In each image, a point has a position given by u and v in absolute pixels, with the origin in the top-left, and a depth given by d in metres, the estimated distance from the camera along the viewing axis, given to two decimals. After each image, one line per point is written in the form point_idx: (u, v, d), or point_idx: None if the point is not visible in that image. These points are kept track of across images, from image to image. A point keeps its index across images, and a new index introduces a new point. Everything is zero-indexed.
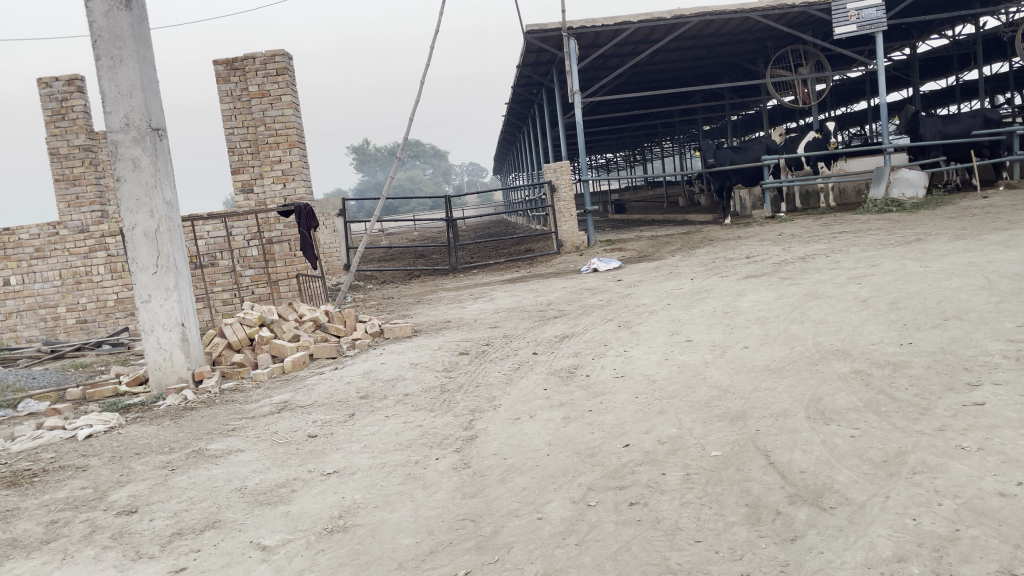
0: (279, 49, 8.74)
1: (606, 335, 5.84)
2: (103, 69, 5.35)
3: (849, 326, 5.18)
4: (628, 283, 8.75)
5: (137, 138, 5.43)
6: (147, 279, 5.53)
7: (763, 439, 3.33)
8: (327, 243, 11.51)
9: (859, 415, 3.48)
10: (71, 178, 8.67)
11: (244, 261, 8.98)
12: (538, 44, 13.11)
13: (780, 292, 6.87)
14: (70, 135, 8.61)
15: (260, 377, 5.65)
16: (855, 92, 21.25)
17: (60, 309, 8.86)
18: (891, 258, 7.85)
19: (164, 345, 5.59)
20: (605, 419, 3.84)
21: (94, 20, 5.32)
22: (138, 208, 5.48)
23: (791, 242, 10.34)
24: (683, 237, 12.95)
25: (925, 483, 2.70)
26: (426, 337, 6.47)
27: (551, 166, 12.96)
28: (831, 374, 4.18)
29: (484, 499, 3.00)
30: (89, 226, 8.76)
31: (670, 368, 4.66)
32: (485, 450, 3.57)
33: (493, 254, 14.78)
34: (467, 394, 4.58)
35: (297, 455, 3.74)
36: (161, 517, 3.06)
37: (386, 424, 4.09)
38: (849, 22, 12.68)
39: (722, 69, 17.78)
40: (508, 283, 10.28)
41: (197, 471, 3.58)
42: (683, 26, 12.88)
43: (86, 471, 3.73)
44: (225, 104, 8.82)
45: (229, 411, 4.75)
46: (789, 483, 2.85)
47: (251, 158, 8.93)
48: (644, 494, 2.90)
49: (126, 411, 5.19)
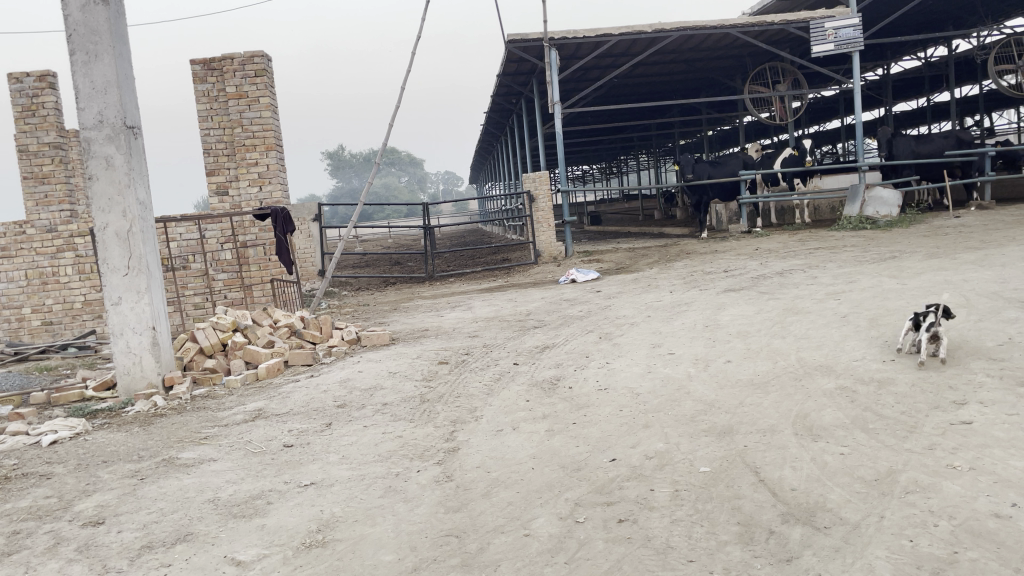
0: (258, 51, 8.60)
1: (587, 346, 5.78)
2: (77, 64, 5.19)
3: (831, 342, 5.16)
4: (607, 294, 8.72)
5: (111, 136, 5.28)
6: (117, 280, 5.37)
7: (752, 455, 3.28)
8: (302, 247, 11.34)
9: (847, 432, 3.45)
10: (40, 176, 8.47)
11: (217, 265, 8.81)
12: (518, 54, 13.08)
13: (760, 306, 6.87)
14: (40, 132, 8.39)
15: (233, 384, 5.51)
16: (829, 111, 21.54)
17: (25, 310, 8.61)
18: (868, 274, 7.90)
19: (134, 350, 5.42)
20: (590, 432, 3.76)
21: (69, 14, 5.16)
22: (110, 207, 5.32)
23: (769, 257, 10.37)
24: (661, 250, 12.97)
25: (919, 503, 2.66)
26: (404, 345, 6.36)
27: (530, 175, 12.92)
28: (816, 390, 4.15)
29: (469, 514, 2.91)
30: (57, 225, 8.52)
31: (654, 381, 4.61)
32: (468, 462, 3.48)
33: (469, 263, 14.69)
34: (447, 405, 4.47)
35: (272, 465, 3.62)
36: (130, 529, 2.93)
37: (365, 434, 3.98)
38: (826, 41, 12.78)
39: (700, 84, 17.91)
40: (486, 293, 10.21)
41: (168, 481, 3.44)
42: (664, 40, 12.94)
43: (50, 479, 3.57)
44: (201, 104, 8.67)
45: (202, 418, 4.61)
46: (781, 502, 2.80)
47: (227, 160, 8.78)
48: (634, 511, 2.83)
49: (93, 417, 5.02)
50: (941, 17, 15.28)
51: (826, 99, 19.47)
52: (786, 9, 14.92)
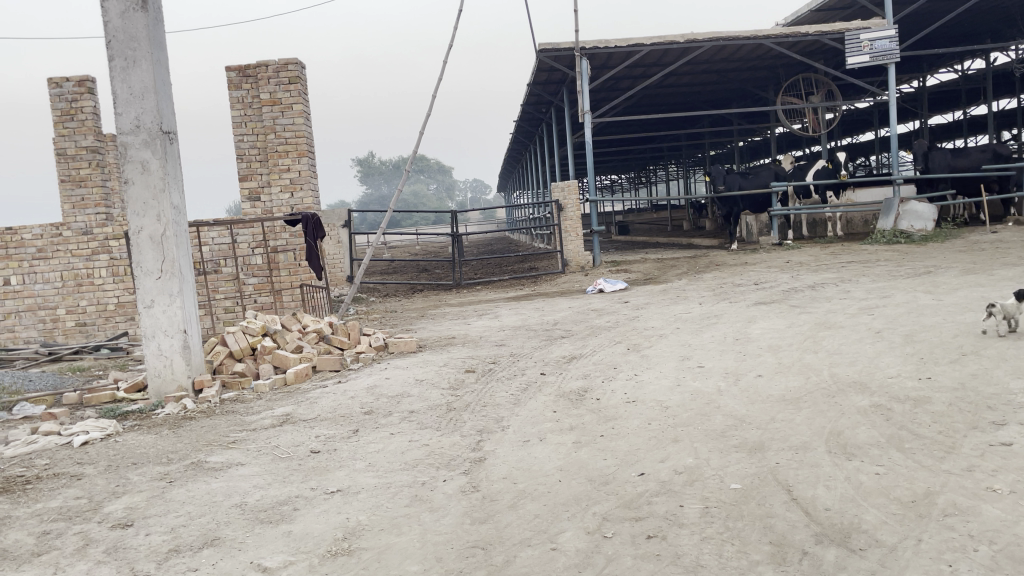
0: (292, 58, 8.69)
1: (615, 358, 5.74)
2: (116, 70, 5.27)
3: (865, 358, 5.07)
4: (635, 305, 8.66)
5: (147, 141, 5.35)
6: (150, 284, 5.43)
7: (784, 473, 3.21)
8: (332, 253, 11.42)
9: (882, 451, 3.38)
10: (77, 179, 8.60)
11: (248, 269, 8.90)
12: (549, 63, 13.09)
13: (792, 320, 6.78)
14: (78, 136, 8.54)
15: (261, 388, 5.54)
16: (863, 122, 21.28)
17: (59, 311, 8.76)
18: (902, 289, 7.76)
19: (165, 353, 5.48)
20: (617, 446, 3.72)
21: (109, 20, 5.25)
22: (145, 211, 5.38)
23: (800, 270, 10.24)
24: (690, 261, 12.87)
25: (958, 527, 2.59)
26: (431, 353, 6.36)
27: (559, 185, 12.90)
28: (849, 407, 4.06)
29: (495, 526, 2.88)
30: (93, 228, 8.67)
31: (683, 395, 4.55)
32: (494, 473, 3.45)
33: (497, 271, 14.70)
34: (474, 414, 4.45)
35: (299, 471, 3.62)
36: (158, 531, 2.94)
37: (391, 442, 3.97)
38: (861, 53, 12.63)
39: (732, 95, 17.79)
40: (514, 301, 10.19)
41: (196, 484, 3.46)
42: (696, 51, 12.87)
43: (80, 480, 3.61)
44: (236, 110, 8.78)
45: (231, 422, 4.63)
46: (814, 522, 2.74)
47: (259, 166, 8.86)
48: (663, 526, 2.79)
49: (124, 418, 5.07)
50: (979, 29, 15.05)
51: (860, 111, 19.24)
52: (820, 20, 14.78)
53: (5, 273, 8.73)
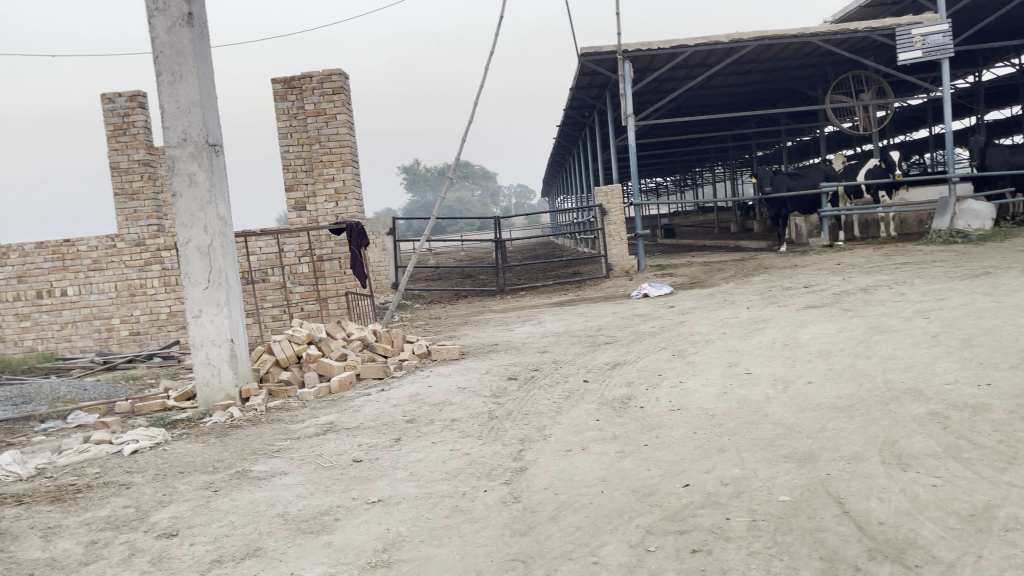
0: (336, 69, 8.79)
1: (660, 364, 5.64)
2: (163, 85, 5.39)
3: (920, 364, 4.90)
4: (681, 310, 8.53)
5: (194, 153, 5.45)
6: (198, 294, 5.52)
7: (836, 485, 3.10)
8: (376, 261, 11.49)
9: (939, 462, 3.24)
10: (130, 193, 8.82)
11: (295, 278, 9.00)
12: (592, 66, 13.01)
13: (843, 324, 6.59)
14: (130, 150, 8.76)
15: (306, 397, 5.58)
16: (916, 120, 20.74)
17: (114, 321, 8.98)
18: (960, 291, 7.50)
19: (213, 362, 5.56)
20: (662, 455, 3.65)
21: (156, 36, 5.36)
22: (192, 222, 5.48)
23: (852, 272, 9.98)
24: (737, 264, 12.65)
25: (1021, 543, 2.47)
26: (474, 360, 6.34)
27: (602, 189, 12.82)
28: (904, 415, 3.92)
29: (536, 538, 2.84)
30: (145, 239, 8.87)
31: (730, 403, 4.45)
32: (536, 483, 3.41)
33: (541, 277, 14.65)
34: (516, 422, 4.41)
35: (341, 480, 3.62)
36: (202, 541, 2.97)
37: (433, 451, 3.96)
38: (914, 48, 12.28)
39: (780, 94, 17.47)
40: (557, 307, 10.14)
41: (240, 494, 3.48)
42: (741, 50, 12.66)
43: (129, 489, 3.67)
44: (282, 121, 8.91)
45: (275, 431, 4.67)
46: (867, 537, 2.63)
47: (305, 175, 8.99)
48: (708, 540, 2.71)
49: (173, 427, 5.16)
50: None
51: (913, 108, 18.71)
52: (869, 16, 14.43)
53: (62, 284, 9.00)
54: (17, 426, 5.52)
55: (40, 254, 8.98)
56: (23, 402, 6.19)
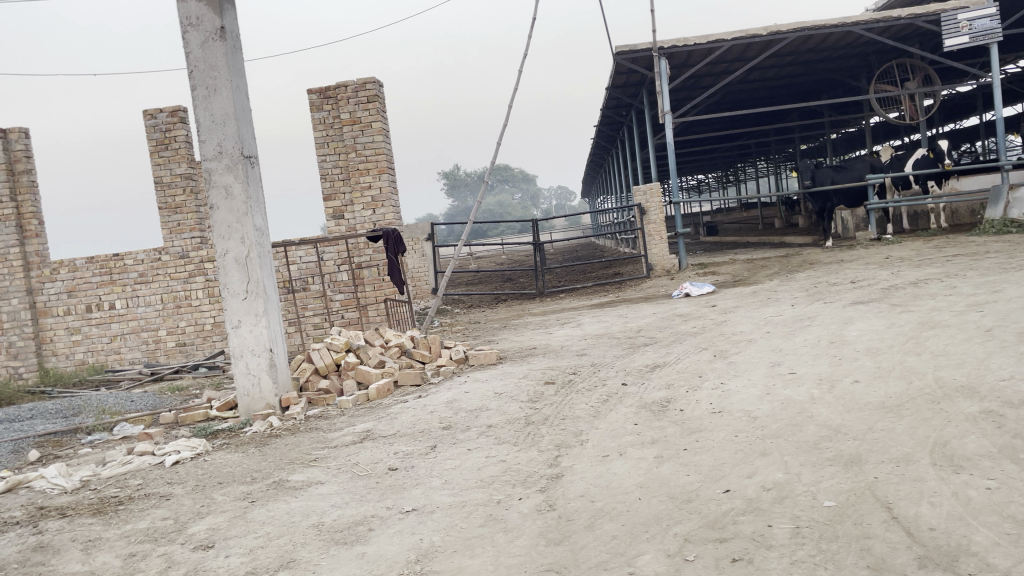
0: (371, 77, 8.83)
1: (700, 365, 5.52)
2: (198, 99, 5.46)
3: (973, 360, 4.70)
4: (723, 309, 8.38)
5: (230, 166, 5.51)
6: (237, 304, 5.58)
7: (884, 489, 2.98)
8: (415, 267, 11.51)
9: (994, 463, 3.09)
10: (173, 207, 8.94)
11: (335, 286, 9.08)
12: (627, 65, 12.88)
13: (892, 320, 6.39)
14: (173, 164, 8.86)
15: (345, 405, 5.60)
16: (965, 107, 20.13)
17: (161, 332, 9.15)
18: (1015, 283, 7.21)
19: (253, 371, 5.61)
20: (702, 460, 3.55)
21: (190, 51, 5.44)
22: (229, 234, 5.54)
23: (900, 266, 9.70)
24: (782, 261, 12.39)
25: None
26: (511, 365, 6.30)
27: (641, 189, 12.67)
28: (957, 414, 3.76)
29: (571, 548, 2.78)
30: (189, 252, 9.02)
31: (773, 404, 4.33)
32: (572, 490, 3.35)
33: (580, 279, 14.52)
34: (553, 428, 4.35)
35: (376, 489, 3.61)
36: (237, 553, 2.97)
37: (469, 458, 3.92)
38: (960, 33, 11.90)
39: (822, 86, 17.11)
40: (597, 308, 10.04)
41: (276, 504, 3.49)
42: (780, 43, 12.41)
43: (168, 500, 3.71)
44: (318, 131, 8.99)
45: (314, 440, 4.68)
46: (917, 543, 2.52)
47: (342, 184, 9.04)
48: (749, 549, 2.62)
49: (214, 437, 5.21)
50: None
51: (962, 94, 18.14)
52: (913, 2, 14.05)
53: (110, 298, 9.20)
54: (65, 438, 5.64)
55: (89, 269, 9.21)
56: (72, 414, 6.33)
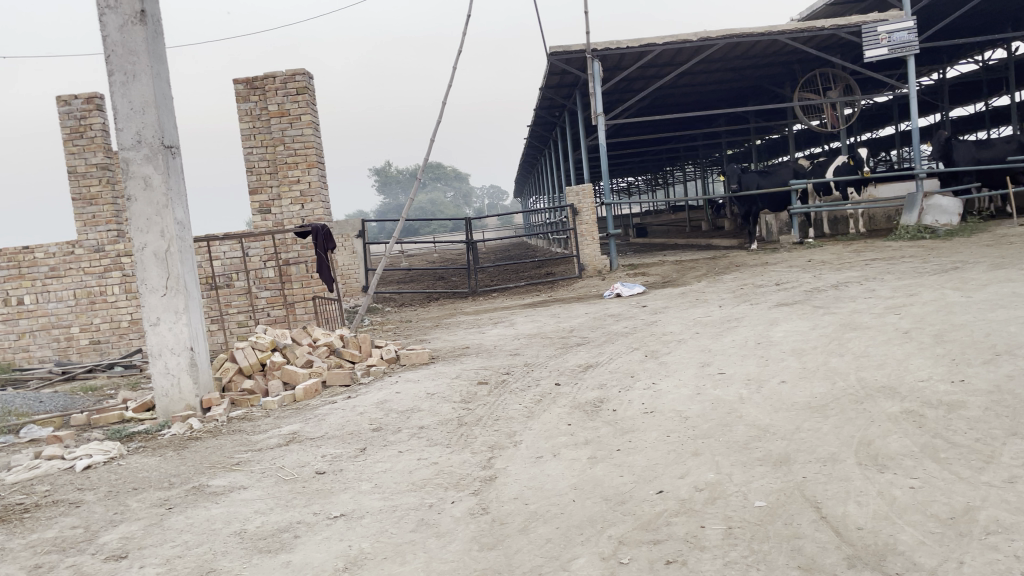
0: (300, 69, 8.60)
1: (632, 366, 5.55)
2: (116, 85, 5.19)
3: (893, 361, 4.85)
4: (654, 309, 8.47)
5: (149, 156, 5.25)
6: (156, 300, 5.33)
7: (812, 489, 3.02)
8: (345, 264, 11.27)
9: (916, 462, 3.18)
10: (88, 198, 8.52)
11: (260, 283, 8.82)
12: (561, 66, 12.92)
13: (815, 321, 6.56)
14: (88, 153, 8.45)
15: (270, 406, 5.41)
16: (882, 117, 20.98)
17: (74, 329, 8.71)
18: (930, 287, 7.50)
19: (172, 371, 5.37)
20: (635, 461, 3.55)
21: (107, 35, 5.17)
22: (148, 227, 5.28)
23: (822, 268, 10.00)
24: (710, 262, 12.66)
25: (1003, 547, 2.40)
26: (443, 365, 6.21)
27: (573, 189, 12.74)
28: (879, 414, 3.85)
29: (505, 552, 2.72)
30: (105, 245, 8.61)
31: (703, 404, 4.37)
32: (505, 493, 3.29)
33: (513, 278, 14.50)
34: (485, 429, 4.29)
35: (302, 494, 3.48)
36: (152, 564, 2.81)
37: (399, 461, 3.83)
38: (880, 45, 12.34)
39: (748, 92, 17.54)
40: (529, 308, 10.03)
41: (196, 510, 3.33)
42: (710, 49, 12.66)
43: (79, 508, 3.49)
44: (244, 123, 8.70)
45: (236, 442, 4.50)
46: (846, 543, 2.55)
47: (269, 178, 8.78)
48: (683, 551, 2.61)
49: (129, 440, 4.96)
50: (999, 18, 14.77)
51: (880, 105, 18.88)
52: (836, 14, 14.52)
53: (19, 293, 8.72)
54: None
55: None
56: None
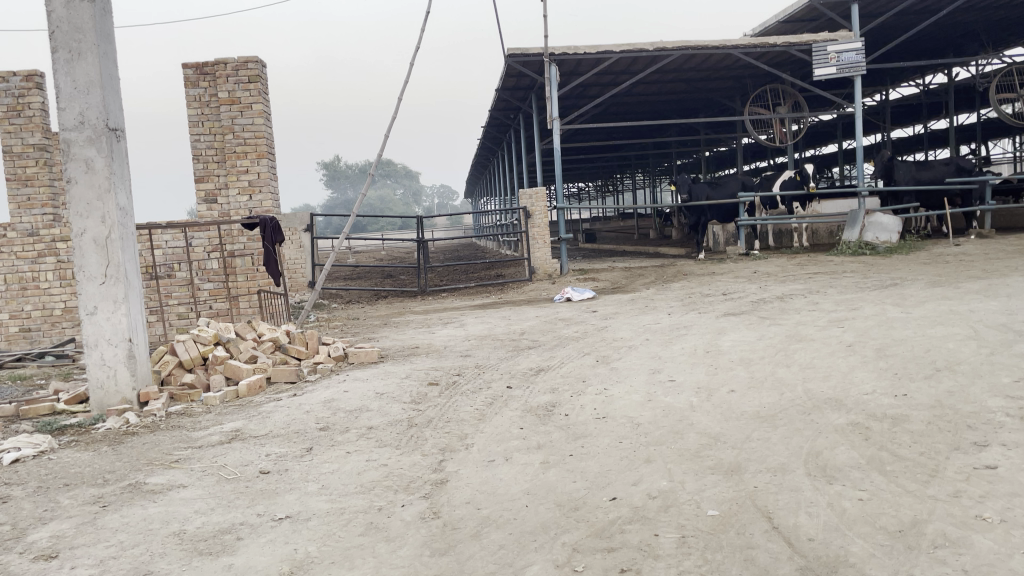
0: (253, 56, 8.39)
1: (584, 370, 5.54)
2: (59, 63, 4.95)
3: (838, 373, 4.94)
4: (604, 315, 8.50)
5: (92, 138, 5.04)
6: (94, 289, 5.11)
7: (764, 499, 3.04)
8: (292, 258, 11.01)
9: (863, 474, 3.23)
10: (23, 178, 8.16)
11: (203, 274, 8.57)
12: (518, 68, 12.89)
13: (762, 332, 6.66)
14: (25, 133, 8.10)
15: (211, 402, 5.23)
16: (827, 134, 21.54)
17: (2, 316, 8.32)
18: (871, 301, 7.69)
19: (108, 362, 5.15)
20: (587, 466, 3.52)
21: (52, 10, 4.93)
22: (88, 212, 5.06)
23: (768, 280, 10.19)
24: (658, 270, 12.79)
25: (951, 561, 2.44)
26: (392, 364, 6.12)
27: (526, 192, 12.73)
28: (827, 426, 3.91)
29: (456, 558, 2.66)
30: (39, 229, 8.26)
31: (654, 411, 4.38)
32: (457, 497, 3.23)
33: (462, 278, 14.43)
34: (436, 430, 4.22)
35: (246, 494, 3.36)
36: (84, 565, 2.66)
37: (348, 462, 3.73)
38: (829, 65, 12.66)
39: (700, 104, 17.84)
40: (480, 309, 9.97)
41: (131, 509, 3.18)
42: (666, 59, 12.79)
43: (5, 503, 3.31)
44: (192, 109, 8.44)
45: (175, 439, 4.33)
46: (798, 553, 2.57)
47: (217, 167, 8.54)
48: (637, 559, 2.59)
49: (61, 433, 4.74)
50: (941, 43, 15.32)
51: (825, 122, 19.39)
52: (788, 31, 14.84)
53: None
54: None
55: None
56: None
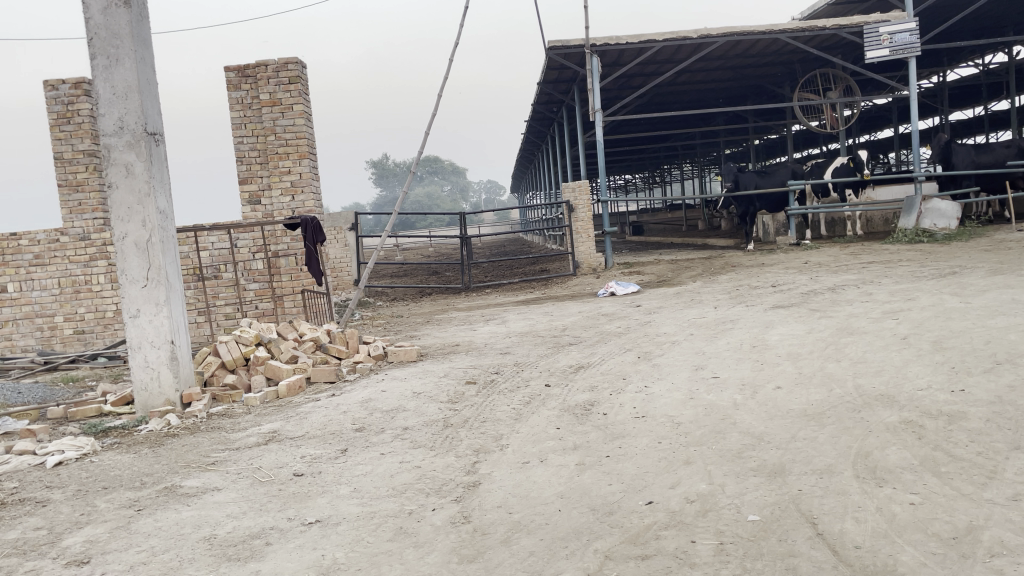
0: (293, 57, 8.44)
1: (625, 367, 5.42)
2: (98, 69, 5.03)
3: (891, 368, 4.72)
4: (648, 309, 8.33)
5: (131, 142, 5.10)
6: (136, 292, 5.17)
7: (808, 503, 2.90)
8: (337, 257, 11.05)
9: (916, 476, 3.06)
10: (74, 184, 8.36)
11: (249, 275, 8.69)
12: (560, 61, 12.75)
13: (811, 325, 6.43)
14: (75, 139, 8.28)
15: (251, 402, 5.26)
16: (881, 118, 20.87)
17: (57, 319, 8.54)
18: (928, 291, 7.38)
19: (151, 364, 5.22)
20: (624, 468, 3.42)
21: (90, 17, 5.00)
22: (129, 216, 5.13)
23: (819, 271, 9.88)
24: (705, 262, 12.53)
25: (1009, 571, 2.28)
26: (432, 362, 6.08)
27: (570, 185, 12.60)
28: (877, 424, 3.73)
29: (484, 566, 2.59)
30: (90, 233, 8.46)
31: (696, 409, 4.24)
32: (489, 501, 3.16)
33: (509, 274, 14.39)
34: (472, 431, 4.16)
35: (278, 497, 3.34)
36: (114, 570, 2.67)
37: (381, 463, 3.69)
38: (881, 47, 12.19)
39: (748, 91, 17.43)
40: (523, 305, 9.89)
41: (166, 513, 3.19)
42: (710, 47, 12.52)
43: (44, 507, 3.35)
44: (235, 112, 8.53)
45: (214, 440, 4.36)
46: (843, 563, 2.43)
47: (260, 168, 8.62)
48: (672, 567, 2.49)
49: (105, 435, 4.82)
50: (1001, 21, 14.69)
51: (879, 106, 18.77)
52: (837, 14, 14.39)
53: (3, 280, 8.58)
54: None
55: None
56: None
